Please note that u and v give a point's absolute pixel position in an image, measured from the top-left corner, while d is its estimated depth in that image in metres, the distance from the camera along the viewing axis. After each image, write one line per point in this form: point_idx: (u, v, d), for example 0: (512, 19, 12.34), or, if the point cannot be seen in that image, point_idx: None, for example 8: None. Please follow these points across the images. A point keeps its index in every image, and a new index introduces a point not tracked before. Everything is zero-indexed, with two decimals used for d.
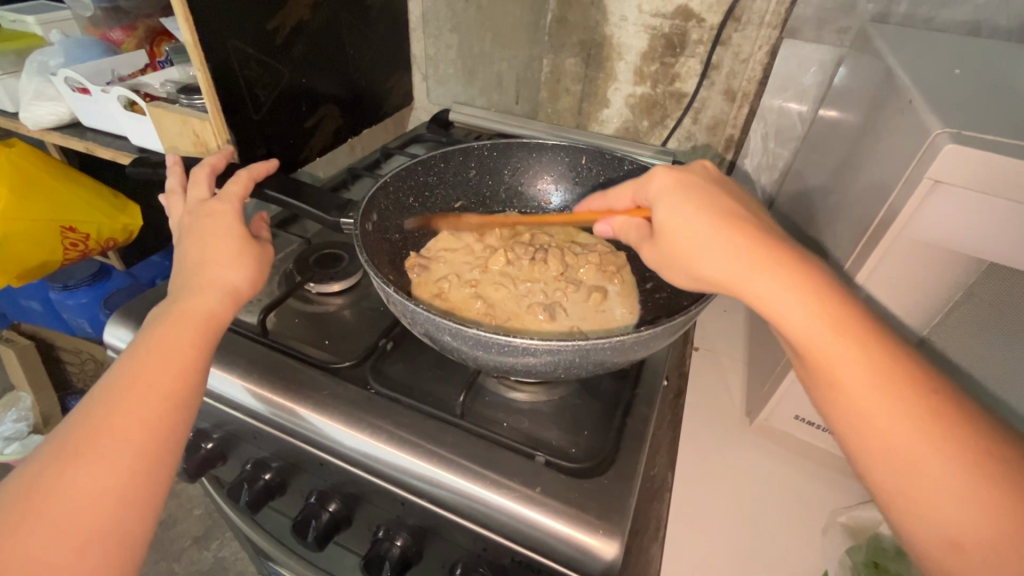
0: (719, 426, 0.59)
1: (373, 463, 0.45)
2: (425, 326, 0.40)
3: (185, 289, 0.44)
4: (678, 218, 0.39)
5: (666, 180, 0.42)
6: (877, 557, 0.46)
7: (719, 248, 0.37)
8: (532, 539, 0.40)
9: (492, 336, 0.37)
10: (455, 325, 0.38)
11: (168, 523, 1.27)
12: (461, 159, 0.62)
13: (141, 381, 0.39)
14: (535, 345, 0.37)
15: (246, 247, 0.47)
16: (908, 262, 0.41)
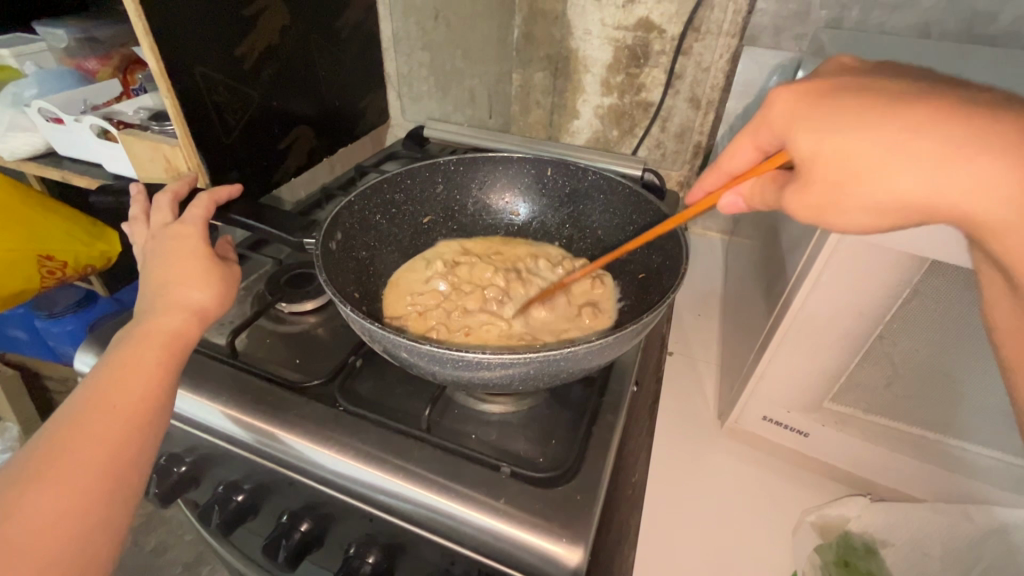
0: (692, 430, 0.60)
1: (344, 481, 0.45)
2: (383, 342, 0.40)
3: (152, 310, 0.44)
4: (825, 136, 0.32)
5: (793, 105, 0.34)
6: (847, 555, 0.48)
7: (891, 143, 0.30)
8: (498, 550, 0.41)
9: (444, 351, 0.38)
10: (410, 342, 0.38)
11: (159, 550, 1.26)
12: (428, 175, 0.62)
13: (104, 403, 0.39)
14: (488, 358, 0.37)
15: (212, 267, 0.47)
16: (856, 264, 0.41)
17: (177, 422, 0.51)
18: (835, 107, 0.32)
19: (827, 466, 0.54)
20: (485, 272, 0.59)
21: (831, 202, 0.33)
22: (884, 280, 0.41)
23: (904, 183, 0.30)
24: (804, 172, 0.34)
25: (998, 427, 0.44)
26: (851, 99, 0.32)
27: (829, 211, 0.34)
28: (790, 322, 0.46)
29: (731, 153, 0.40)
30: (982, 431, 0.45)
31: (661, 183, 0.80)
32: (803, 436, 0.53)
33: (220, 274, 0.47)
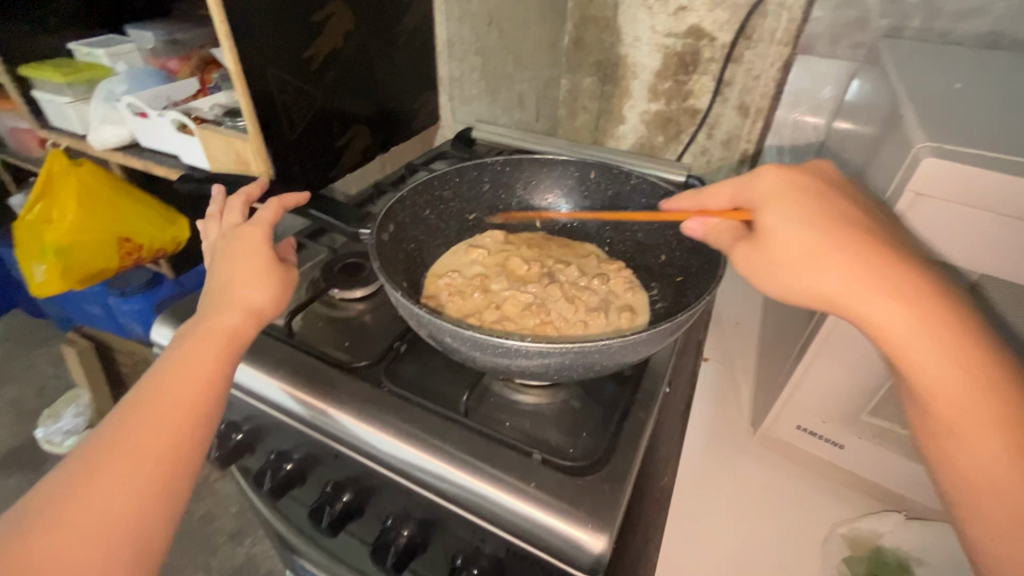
0: (724, 435, 0.60)
1: (385, 455, 0.48)
2: (428, 327, 0.43)
3: (213, 308, 0.47)
4: (790, 222, 0.37)
5: (778, 185, 0.40)
6: (879, 570, 0.47)
7: (824, 249, 0.36)
8: (527, 532, 0.43)
9: (486, 337, 0.40)
10: (454, 326, 0.41)
11: (206, 519, 1.37)
12: (475, 174, 0.65)
13: (165, 396, 0.43)
14: (525, 345, 0.40)
15: (273, 269, 0.50)
16: None
17: (238, 393, 0.56)
18: (801, 208, 0.38)
19: (861, 479, 0.53)
20: (524, 271, 0.59)
21: (768, 271, 0.38)
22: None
23: (828, 284, 0.35)
24: (759, 237, 0.39)
25: None
26: (823, 206, 0.38)
27: (761, 273, 0.39)
28: (832, 331, 0.46)
29: (716, 190, 0.46)
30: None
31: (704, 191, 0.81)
32: (838, 448, 0.52)
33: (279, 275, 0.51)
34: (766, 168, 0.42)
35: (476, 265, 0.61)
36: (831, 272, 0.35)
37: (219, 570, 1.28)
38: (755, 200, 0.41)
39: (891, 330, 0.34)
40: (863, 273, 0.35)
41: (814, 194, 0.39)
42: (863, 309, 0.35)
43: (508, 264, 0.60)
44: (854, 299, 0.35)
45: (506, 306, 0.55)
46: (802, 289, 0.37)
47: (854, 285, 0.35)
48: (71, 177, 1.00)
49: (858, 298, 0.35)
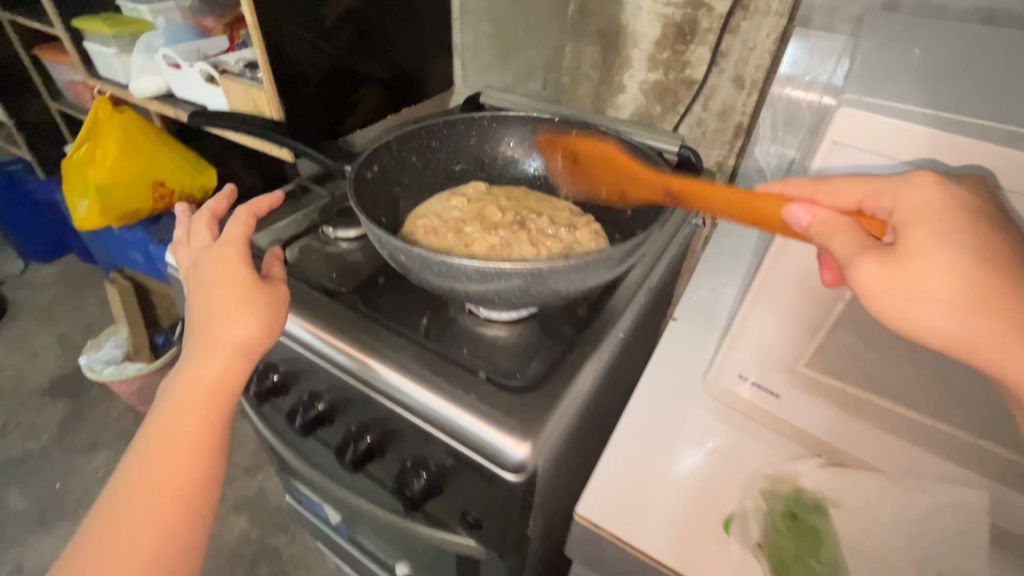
0: (676, 385, 0.63)
1: (352, 366, 0.54)
2: (386, 247, 0.49)
3: (201, 352, 0.48)
4: (950, 261, 0.35)
5: (931, 200, 0.37)
6: (795, 509, 0.49)
7: (981, 301, 0.35)
8: (463, 437, 0.48)
9: (430, 255, 0.45)
10: (405, 245, 0.46)
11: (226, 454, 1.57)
12: (463, 128, 0.69)
13: (162, 459, 0.46)
14: (464, 264, 0.44)
15: (255, 295, 0.50)
16: None
17: None
18: (960, 242, 0.36)
19: (796, 430, 0.55)
20: (497, 218, 0.64)
21: (905, 301, 0.36)
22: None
23: (969, 331, 0.35)
24: (900, 258, 0.36)
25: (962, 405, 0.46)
26: (978, 244, 0.36)
27: (885, 296, 0.36)
28: (764, 279, 0.49)
29: (838, 185, 0.40)
30: (935, 404, 0.47)
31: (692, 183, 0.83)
32: (776, 398, 0.55)
33: (267, 296, 0.51)
34: (922, 174, 0.38)
35: (454, 208, 0.65)
36: (976, 323, 0.35)
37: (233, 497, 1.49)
38: (898, 213, 0.38)
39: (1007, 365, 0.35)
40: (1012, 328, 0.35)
41: (969, 225, 0.36)
42: (999, 354, 0.35)
43: (485, 211, 0.64)
44: (992, 348, 0.35)
45: (475, 245, 0.60)
46: (932, 331, 0.36)
47: (999, 337, 0.35)
48: (115, 123, 1.10)
49: (999, 349, 0.35)
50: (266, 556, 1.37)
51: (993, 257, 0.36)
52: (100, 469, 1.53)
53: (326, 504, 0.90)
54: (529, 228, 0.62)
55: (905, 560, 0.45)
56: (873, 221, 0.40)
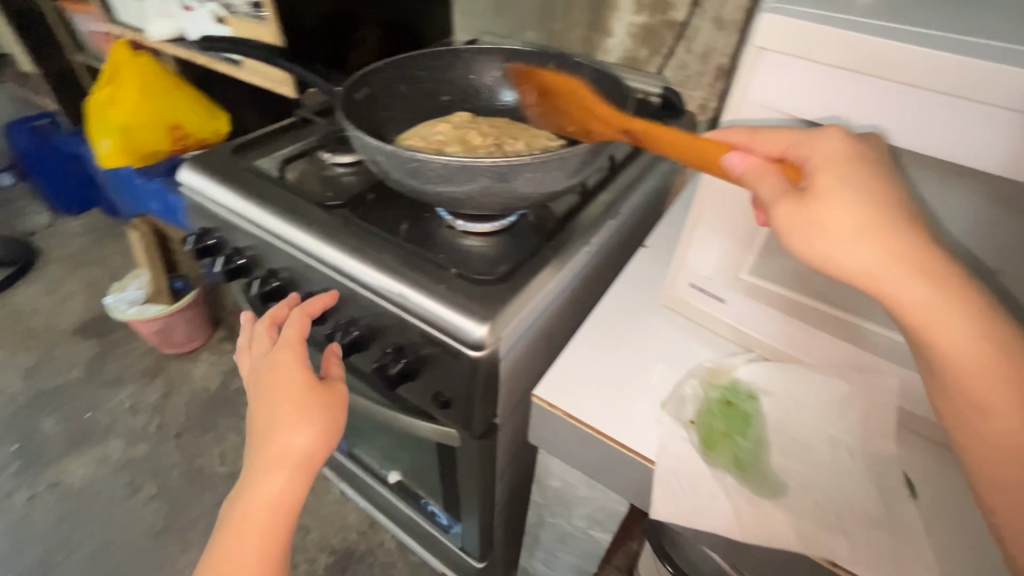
0: (639, 296, 0.68)
1: (340, 265, 0.60)
2: (367, 149, 0.55)
3: (262, 462, 0.52)
4: (854, 204, 0.38)
5: (840, 148, 0.40)
6: (730, 396, 0.55)
7: (878, 238, 0.37)
8: (431, 321, 0.55)
9: (401, 151, 0.51)
10: (381, 144, 0.52)
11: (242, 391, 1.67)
12: (450, 60, 0.74)
13: (233, 555, 0.51)
14: (431, 158, 0.50)
15: (309, 406, 0.54)
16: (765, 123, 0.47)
17: (241, 222, 0.70)
18: (864, 185, 0.39)
19: (739, 333, 0.60)
20: (477, 142, 0.69)
21: (810, 232, 0.38)
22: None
23: (867, 260, 0.38)
24: (809, 197, 0.39)
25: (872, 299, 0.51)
26: (879, 189, 0.39)
27: (796, 233, 0.39)
28: (710, 184, 0.54)
29: (769, 135, 0.45)
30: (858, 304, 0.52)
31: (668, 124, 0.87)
32: (721, 302, 0.60)
33: (319, 405, 0.55)
34: (835, 128, 0.41)
35: (439, 132, 0.70)
36: (871, 251, 0.37)
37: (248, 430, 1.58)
38: (812, 157, 0.41)
39: (903, 292, 0.38)
40: (903, 258, 0.37)
41: (871, 169, 0.39)
42: (894, 286, 0.38)
43: (467, 135, 0.70)
44: (881, 275, 0.38)
45: None
46: (841, 265, 0.38)
47: (890, 267, 0.37)
48: (136, 68, 1.19)
49: (889, 278, 0.38)
50: None
51: (889, 202, 0.38)
52: (126, 401, 1.65)
53: None
54: (504, 150, 0.68)
55: (817, 433, 0.52)
56: (797, 170, 0.42)
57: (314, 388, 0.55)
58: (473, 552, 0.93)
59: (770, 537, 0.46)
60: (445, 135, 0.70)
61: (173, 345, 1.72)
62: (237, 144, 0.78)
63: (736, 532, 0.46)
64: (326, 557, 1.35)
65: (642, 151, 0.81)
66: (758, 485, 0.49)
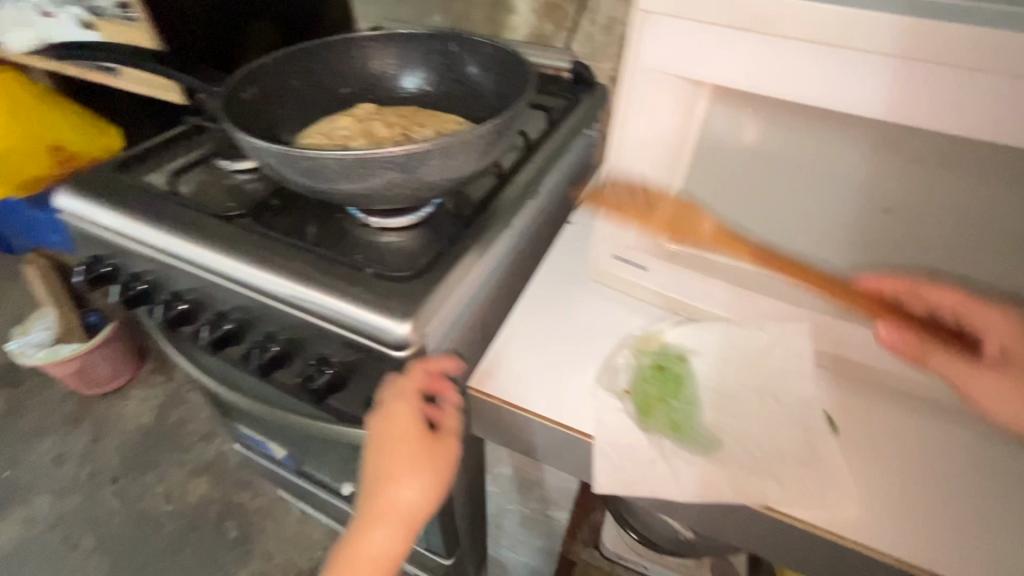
0: (568, 274, 0.68)
1: (247, 279, 0.56)
2: (254, 151, 0.51)
3: (361, 519, 0.49)
4: (912, 344, 0.48)
5: (954, 297, 0.46)
6: (662, 360, 0.56)
7: (958, 371, 0.47)
8: (349, 325, 0.52)
9: (291, 150, 0.48)
10: (268, 145, 0.49)
11: (181, 423, 1.57)
12: (345, 49, 0.70)
13: None
14: (323, 155, 0.47)
15: (435, 459, 0.50)
16: (660, 86, 0.47)
17: (133, 245, 0.64)
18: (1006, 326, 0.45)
19: (666, 298, 0.61)
20: (382, 133, 0.66)
21: (959, 372, 0.47)
22: (662, 106, 0.48)
23: (984, 403, 0.47)
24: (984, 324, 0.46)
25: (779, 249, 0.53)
26: (951, 299, 0.46)
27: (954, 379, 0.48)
28: (616, 154, 0.54)
29: (838, 247, 0.50)
30: (767, 256, 0.54)
31: (580, 99, 0.86)
32: (645, 271, 0.61)
33: (446, 460, 0.51)
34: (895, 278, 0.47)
35: (341, 127, 0.66)
36: (988, 382, 0.46)
37: (192, 463, 1.48)
38: (922, 300, 0.47)
39: None
40: (1000, 388, 0.46)
41: (936, 292, 0.47)
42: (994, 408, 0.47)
43: (370, 127, 0.66)
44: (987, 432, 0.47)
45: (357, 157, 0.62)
46: (985, 398, 0.47)
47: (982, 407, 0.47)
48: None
49: (991, 402, 0.47)
50: (231, 513, 1.39)
51: (975, 304, 0.46)
52: (50, 452, 1.51)
53: (271, 439, 0.97)
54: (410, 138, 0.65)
55: (746, 386, 0.54)
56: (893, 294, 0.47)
57: (430, 442, 0.51)
58: (439, 551, 0.92)
59: (707, 491, 0.47)
60: (347, 129, 0.66)
61: (96, 386, 1.58)
62: (121, 159, 0.71)
63: (677, 494, 0.47)
64: None
65: (557, 128, 0.80)
66: (693, 444, 0.50)
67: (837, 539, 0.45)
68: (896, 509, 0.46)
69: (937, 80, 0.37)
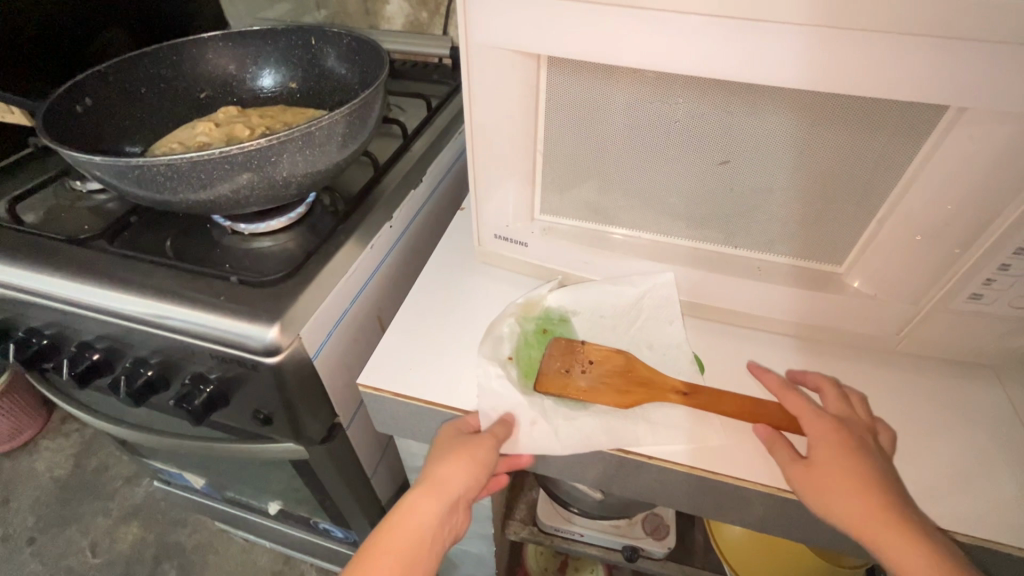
0: (458, 260, 0.68)
1: (102, 303, 0.52)
2: (80, 165, 0.48)
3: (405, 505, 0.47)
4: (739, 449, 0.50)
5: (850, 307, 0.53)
6: (544, 324, 0.58)
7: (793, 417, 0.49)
8: (215, 337, 0.50)
9: (115, 160, 0.45)
10: (90, 156, 0.46)
11: (100, 470, 1.46)
12: (194, 51, 0.66)
13: None
14: (152, 161, 0.45)
15: (469, 446, 0.48)
16: (499, 62, 0.47)
17: None
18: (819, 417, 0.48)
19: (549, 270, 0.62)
20: (242, 133, 0.62)
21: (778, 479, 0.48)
22: (504, 82, 0.49)
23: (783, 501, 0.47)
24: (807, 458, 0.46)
25: (637, 212, 0.55)
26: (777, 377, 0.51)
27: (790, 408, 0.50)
28: (474, 133, 0.54)
29: (774, 271, 0.55)
30: (633, 220, 0.56)
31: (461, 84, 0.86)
32: (524, 246, 0.62)
33: (480, 446, 0.48)
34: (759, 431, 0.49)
35: (196, 132, 0.63)
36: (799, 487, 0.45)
37: (119, 509, 1.39)
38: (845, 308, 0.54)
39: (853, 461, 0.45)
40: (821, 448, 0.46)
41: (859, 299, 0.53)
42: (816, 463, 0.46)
43: (229, 130, 0.63)
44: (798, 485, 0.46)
45: None
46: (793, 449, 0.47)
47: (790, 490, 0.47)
48: None
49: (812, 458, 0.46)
50: (167, 554, 1.31)
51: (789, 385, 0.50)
52: None
53: (186, 470, 0.93)
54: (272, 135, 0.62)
55: (622, 343, 0.57)
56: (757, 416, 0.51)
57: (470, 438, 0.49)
58: None
59: (588, 446, 0.49)
60: (204, 134, 0.63)
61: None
62: None
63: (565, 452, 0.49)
64: None
65: (438, 114, 0.80)
66: (572, 402, 0.53)
67: (708, 472, 0.49)
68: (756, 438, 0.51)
69: (734, 36, 0.39)
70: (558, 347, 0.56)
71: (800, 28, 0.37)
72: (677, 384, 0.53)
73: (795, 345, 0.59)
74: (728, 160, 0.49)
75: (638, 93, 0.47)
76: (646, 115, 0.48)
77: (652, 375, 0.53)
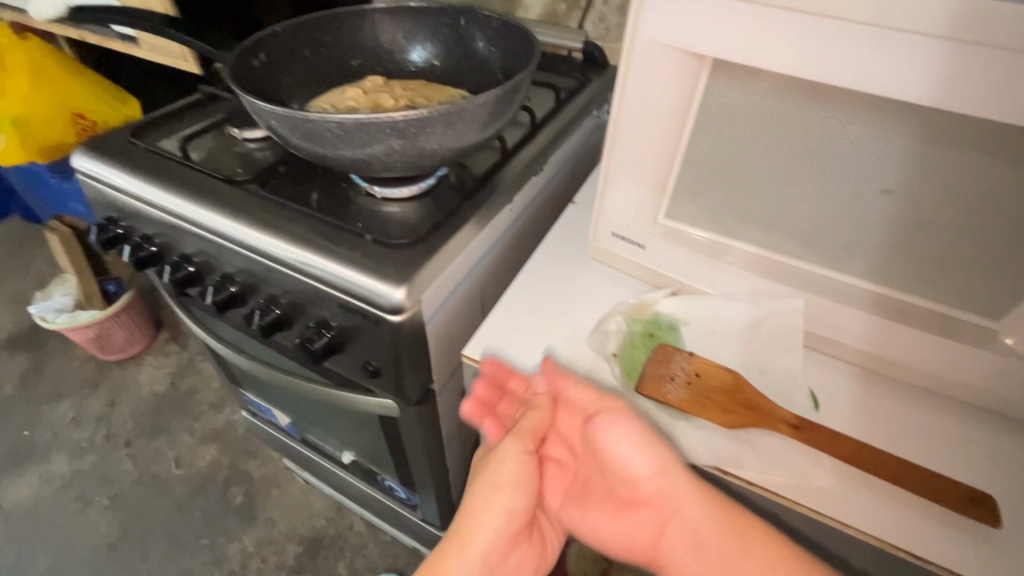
0: (568, 251, 0.68)
1: (251, 241, 0.58)
2: (259, 113, 0.52)
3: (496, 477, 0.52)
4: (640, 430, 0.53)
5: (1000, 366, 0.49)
6: (653, 328, 0.58)
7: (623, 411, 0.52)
8: (347, 289, 0.53)
9: (292, 113, 0.49)
10: (271, 107, 0.50)
11: (191, 392, 1.60)
12: (355, 21, 0.71)
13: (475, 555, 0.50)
14: (323, 118, 0.49)
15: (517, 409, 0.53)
16: (662, 59, 0.47)
17: (145, 208, 0.66)
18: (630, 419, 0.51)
19: (662, 276, 0.61)
20: (389, 102, 0.66)
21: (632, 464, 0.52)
22: (662, 80, 0.48)
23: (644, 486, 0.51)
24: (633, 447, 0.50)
25: (771, 230, 0.53)
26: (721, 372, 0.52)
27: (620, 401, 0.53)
28: (616, 128, 0.54)
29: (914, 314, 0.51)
30: (764, 237, 0.54)
31: (589, 78, 0.86)
32: (641, 248, 0.61)
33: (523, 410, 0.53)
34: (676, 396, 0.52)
35: (347, 96, 0.67)
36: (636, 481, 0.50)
37: (202, 431, 1.52)
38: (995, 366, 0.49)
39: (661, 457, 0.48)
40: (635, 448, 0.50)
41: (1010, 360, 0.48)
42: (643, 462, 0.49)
43: (377, 97, 0.67)
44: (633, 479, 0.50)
45: None
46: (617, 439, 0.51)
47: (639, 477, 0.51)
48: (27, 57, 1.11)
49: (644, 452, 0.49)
50: (238, 479, 1.42)
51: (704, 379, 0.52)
52: (67, 414, 1.56)
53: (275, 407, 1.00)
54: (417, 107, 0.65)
55: (731, 361, 0.55)
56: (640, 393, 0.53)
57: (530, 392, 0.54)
58: (436, 521, 0.94)
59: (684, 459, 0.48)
60: (354, 99, 0.67)
61: (112, 352, 1.62)
62: (137, 125, 0.73)
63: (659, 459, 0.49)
64: (296, 545, 1.31)
65: (565, 106, 0.80)
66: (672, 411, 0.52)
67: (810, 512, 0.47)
68: (866, 488, 0.48)
69: (935, 57, 0.36)
70: (667, 353, 0.55)
71: (1013, 55, 0.34)
72: (789, 414, 0.50)
73: (918, 397, 0.55)
74: (889, 190, 0.45)
75: (805, 106, 0.45)
76: (807, 130, 0.46)
77: (763, 402, 0.51)
